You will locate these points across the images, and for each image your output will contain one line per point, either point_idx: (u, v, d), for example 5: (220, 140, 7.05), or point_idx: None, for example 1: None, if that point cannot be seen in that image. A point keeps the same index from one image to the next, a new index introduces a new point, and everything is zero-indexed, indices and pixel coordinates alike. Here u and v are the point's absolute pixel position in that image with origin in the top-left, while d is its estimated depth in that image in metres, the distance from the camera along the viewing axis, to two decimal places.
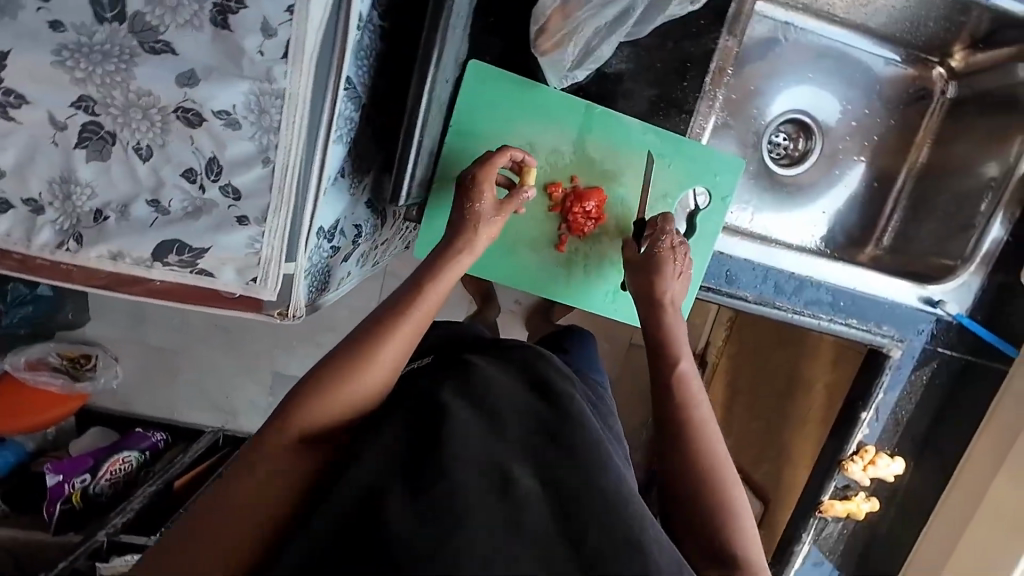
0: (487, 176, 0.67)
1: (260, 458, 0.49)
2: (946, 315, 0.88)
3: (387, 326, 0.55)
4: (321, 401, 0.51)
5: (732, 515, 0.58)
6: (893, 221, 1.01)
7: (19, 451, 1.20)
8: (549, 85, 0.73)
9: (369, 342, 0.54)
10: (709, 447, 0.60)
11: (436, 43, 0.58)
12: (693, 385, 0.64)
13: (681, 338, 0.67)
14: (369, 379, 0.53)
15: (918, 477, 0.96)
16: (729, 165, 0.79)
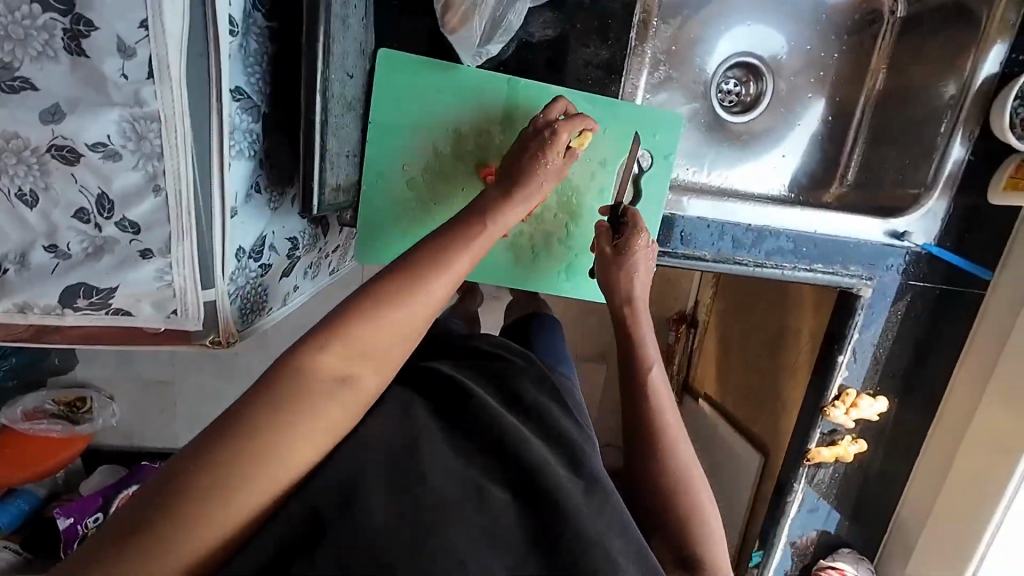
0: (569, 130, 0.66)
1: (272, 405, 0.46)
2: (914, 246, 0.86)
3: (432, 267, 0.57)
4: (362, 334, 0.51)
5: (703, 525, 0.56)
6: (856, 154, 0.97)
7: (32, 499, 1.21)
8: (465, 65, 0.70)
9: (409, 281, 0.55)
10: (680, 448, 0.59)
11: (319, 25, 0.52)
12: (664, 393, 0.61)
13: (649, 341, 0.65)
14: (385, 337, 0.53)
15: (906, 413, 0.95)
16: (667, 122, 0.75)
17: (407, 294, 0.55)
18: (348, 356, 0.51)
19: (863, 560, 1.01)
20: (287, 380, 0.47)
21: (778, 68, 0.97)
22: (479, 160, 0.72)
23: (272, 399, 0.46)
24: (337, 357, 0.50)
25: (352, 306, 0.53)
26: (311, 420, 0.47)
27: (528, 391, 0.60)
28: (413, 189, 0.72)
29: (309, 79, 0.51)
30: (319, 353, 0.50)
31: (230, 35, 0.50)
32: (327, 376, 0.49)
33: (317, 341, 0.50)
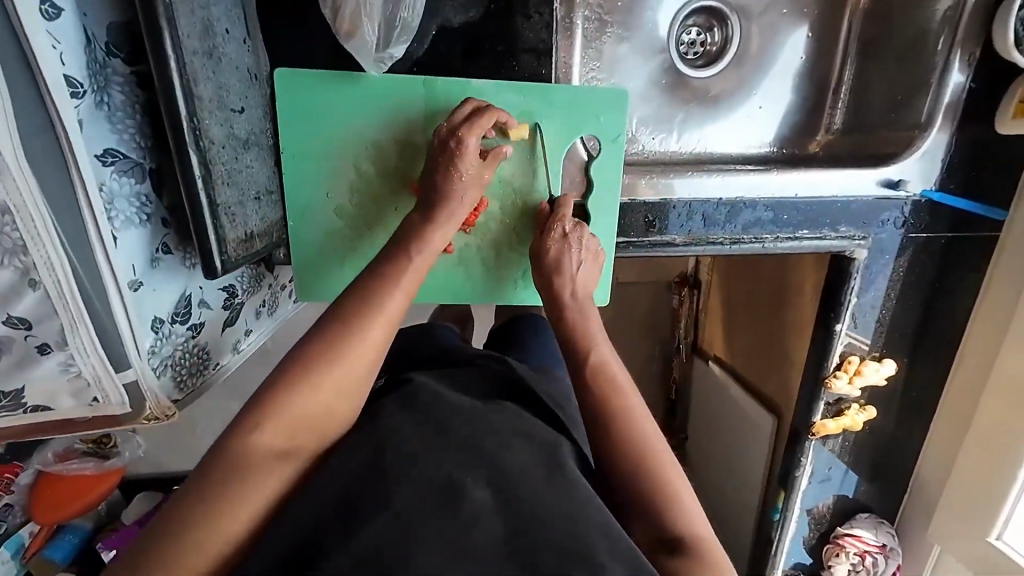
0: (476, 133, 0.60)
1: (221, 472, 0.46)
2: (912, 196, 0.76)
3: (368, 309, 0.54)
4: (303, 395, 0.49)
5: (686, 512, 0.53)
6: (844, 90, 0.86)
7: (81, 532, 1.04)
8: (367, 74, 0.62)
9: (346, 327, 0.53)
10: (641, 429, 0.57)
11: (167, 52, 0.43)
12: (622, 375, 0.61)
13: (598, 331, 0.65)
14: (322, 394, 0.50)
15: (918, 370, 0.88)
16: (610, 100, 0.67)
17: (344, 342, 0.52)
18: (294, 423, 0.49)
19: (883, 524, 0.97)
20: (232, 447, 0.46)
21: (744, 7, 0.84)
22: (405, 176, 0.65)
23: (223, 469, 0.46)
24: (281, 426, 0.48)
25: (289, 366, 0.51)
26: (263, 479, 0.46)
27: (501, 402, 0.60)
28: (341, 218, 0.66)
29: (174, 136, 0.46)
30: (261, 427, 0.47)
31: (75, 99, 0.44)
32: (270, 445, 0.47)
33: (257, 414, 0.48)
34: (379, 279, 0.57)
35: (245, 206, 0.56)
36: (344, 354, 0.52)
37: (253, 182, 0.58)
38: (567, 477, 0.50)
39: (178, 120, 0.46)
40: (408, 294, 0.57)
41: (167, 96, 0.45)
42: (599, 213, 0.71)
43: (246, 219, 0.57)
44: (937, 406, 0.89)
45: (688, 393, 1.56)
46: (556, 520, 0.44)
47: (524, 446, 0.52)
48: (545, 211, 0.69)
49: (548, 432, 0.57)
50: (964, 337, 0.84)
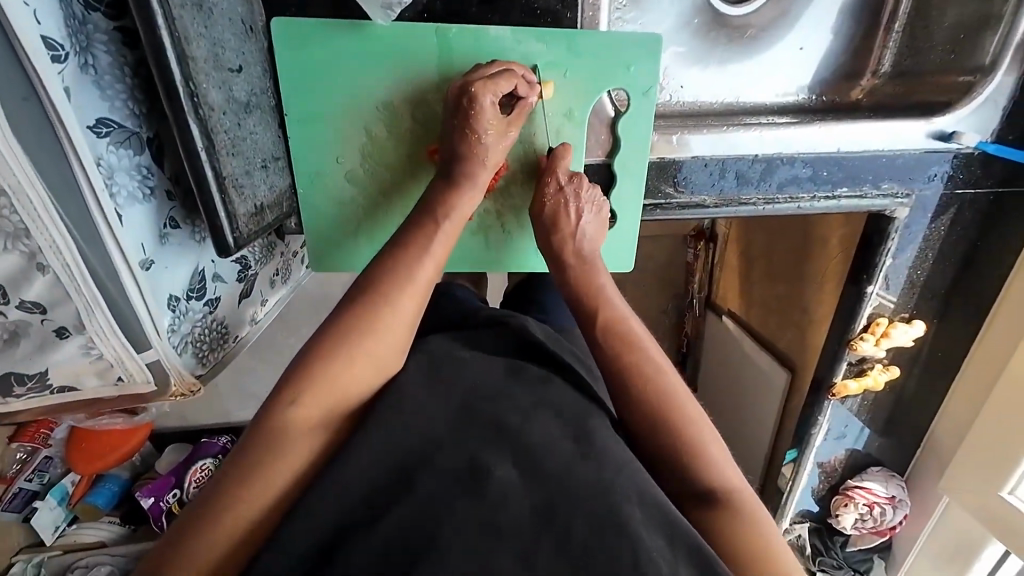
0: (491, 91, 0.55)
1: (264, 448, 0.46)
2: (965, 148, 0.70)
3: (398, 282, 0.52)
4: (337, 371, 0.49)
5: (716, 461, 0.53)
6: (897, 28, 0.77)
7: (121, 480, 1.09)
8: (375, 22, 0.56)
9: (376, 301, 0.51)
10: (663, 380, 0.55)
11: (153, 6, 0.38)
12: (640, 327, 0.59)
13: (607, 284, 0.62)
14: (358, 370, 0.49)
15: (943, 331, 0.86)
16: (641, 48, 0.60)
17: (370, 317, 0.51)
18: (329, 401, 0.48)
19: (894, 477, 0.99)
20: (270, 427, 0.46)
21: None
22: (421, 138, 0.61)
23: (259, 448, 0.46)
24: (319, 401, 0.48)
25: (321, 341, 0.50)
26: (292, 453, 0.46)
27: (521, 363, 0.56)
28: (354, 184, 0.63)
29: (169, 102, 0.42)
30: (295, 409, 0.47)
31: (57, 63, 0.40)
32: (298, 422, 0.47)
33: (292, 390, 0.47)
34: (405, 248, 0.54)
35: (252, 175, 0.52)
36: (375, 330, 0.50)
37: (256, 147, 0.54)
38: (601, 452, 0.47)
39: (171, 83, 0.41)
40: (437, 269, 0.55)
41: (155, 56, 0.40)
42: (625, 177, 0.66)
43: (255, 190, 0.53)
44: (962, 367, 0.87)
45: (700, 348, 1.56)
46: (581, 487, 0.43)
47: (548, 419, 0.50)
48: (545, 160, 0.64)
49: (572, 395, 0.54)
50: (1002, 299, 0.80)
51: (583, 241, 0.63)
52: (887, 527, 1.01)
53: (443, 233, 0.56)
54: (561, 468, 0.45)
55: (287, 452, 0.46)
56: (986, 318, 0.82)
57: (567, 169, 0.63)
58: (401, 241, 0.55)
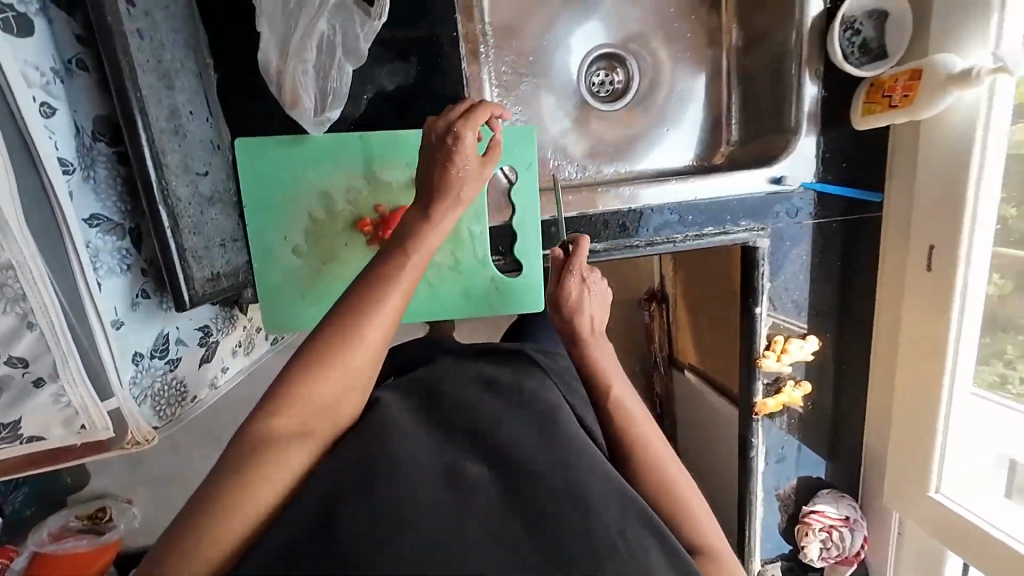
0: (473, 128, 0.61)
1: (237, 467, 0.42)
2: (796, 189, 0.87)
3: (380, 290, 0.49)
4: (314, 383, 0.45)
5: (700, 528, 0.54)
6: (734, 111, 1.00)
7: None
8: (312, 134, 0.74)
9: (360, 309, 0.48)
10: (655, 459, 0.55)
11: (140, 134, 0.55)
12: (635, 404, 0.58)
13: (611, 359, 0.61)
14: (333, 381, 0.46)
15: (847, 344, 0.96)
16: (522, 137, 0.78)
17: (346, 336, 0.47)
18: (305, 413, 0.45)
19: (844, 497, 1.01)
20: (245, 445, 0.42)
21: (633, 51, 0.99)
22: (354, 215, 0.77)
23: (236, 467, 0.42)
24: (297, 413, 0.44)
25: (301, 353, 0.46)
26: (272, 469, 0.42)
27: (491, 378, 0.55)
28: (300, 257, 0.77)
29: (146, 196, 0.57)
30: (271, 422, 0.43)
31: (65, 175, 0.55)
32: (283, 430, 0.43)
33: (269, 400, 0.44)
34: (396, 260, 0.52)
35: (210, 250, 0.66)
36: (355, 339, 0.47)
37: (215, 230, 0.68)
38: (566, 447, 0.47)
39: (149, 184, 0.56)
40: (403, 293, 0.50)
41: (138, 166, 0.56)
42: (522, 232, 0.81)
43: (212, 261, 0.66)
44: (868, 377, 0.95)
45: (672, 404, 1.60)
46: (551, 474, 0.44)
47: (518, 421, 0.49)
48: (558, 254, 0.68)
49: (545, 398, 0.53)
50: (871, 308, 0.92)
51: (597, 323, 0.64)
52: (852, 553, 0.99)
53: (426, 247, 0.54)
54: (529, 460, 0.45)
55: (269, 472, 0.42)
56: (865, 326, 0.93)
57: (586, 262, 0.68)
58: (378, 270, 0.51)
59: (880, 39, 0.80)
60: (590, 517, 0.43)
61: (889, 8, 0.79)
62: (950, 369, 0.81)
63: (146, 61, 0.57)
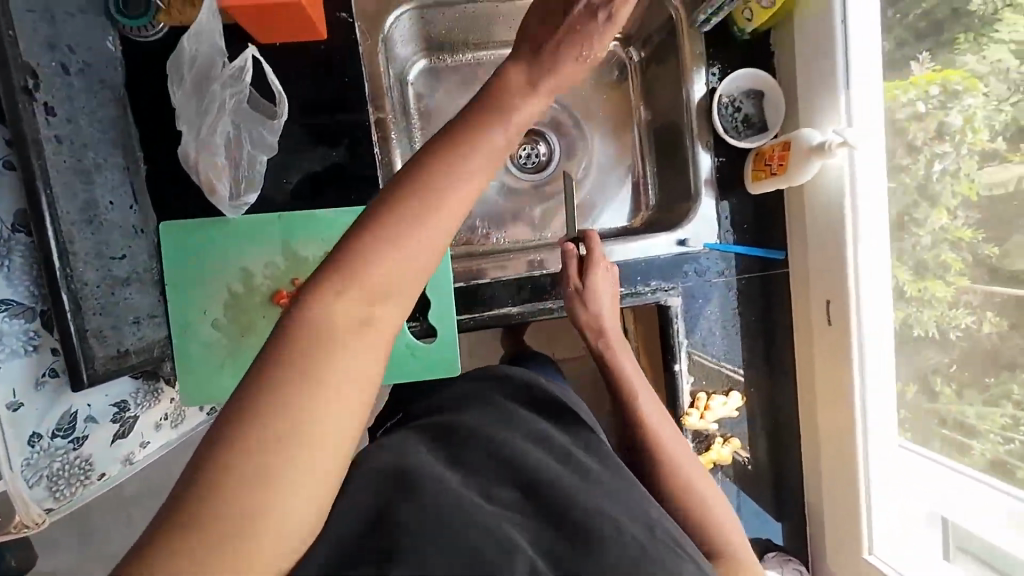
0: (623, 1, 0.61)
1: (301, 371, 0.37)
2: (700, 249, 0.91)
3: (460, 144, 0.44)
4: (373, 262, 0.40)
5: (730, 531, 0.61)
6: (650, 178, 1.05)
7: None
8: (230, 217, 0.79)
9: (439, 164, 0.42)
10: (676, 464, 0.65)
11: (47, 227, 0.59)
12: (653, 413, 0.70)
13: (627, 362, 0.76)
14: (410, 248, 0.41)
15: (777, 396, 0.97)
16: None
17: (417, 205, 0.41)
18: (364, 300, 0.39)
19: (790, 561, 0.95)
20: (303, 347, 0.37)
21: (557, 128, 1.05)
22: (271, 289, 0.81)
23: (285, 367, 0.37)
24: (354, 299, 0.39)
25: (360, 225, 0.41)
26: (335, 380, 0.37)
27: (512, 411, 0.61)
28: (219, 330, 0.80)
29: (48, 282, 0.60)
30: (342, 300, 0.39)
31: None
32: (346, 326, 0.39)
33: (327, 284, 0.39)
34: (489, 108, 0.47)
35: (119, 328, 0.69)
36: (430, 199, 0.41)
37: (127, 309, 0.71)
38: (590, 475, 0.52)
39: (53, 271, 0.60)
40: (496, 153, 0.45)
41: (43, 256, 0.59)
42: (435, 297, 0.84)
43: (120, 339, 0.69)
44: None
45: None
46: (580, 498, 0.49)
47: (539, 450, 0.54)
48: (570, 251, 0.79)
49: (553, 434, 0.58)
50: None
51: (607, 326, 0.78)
52: None
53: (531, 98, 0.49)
54: (555, 487, 0.49)
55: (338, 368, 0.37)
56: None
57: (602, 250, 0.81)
58: (450, 138, 0.45)
59: (760, 115, 0.88)
60: (616, 526, 0.47)
61: (764, 89, 0.87)
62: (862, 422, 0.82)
63: (64, 161, 0.63)
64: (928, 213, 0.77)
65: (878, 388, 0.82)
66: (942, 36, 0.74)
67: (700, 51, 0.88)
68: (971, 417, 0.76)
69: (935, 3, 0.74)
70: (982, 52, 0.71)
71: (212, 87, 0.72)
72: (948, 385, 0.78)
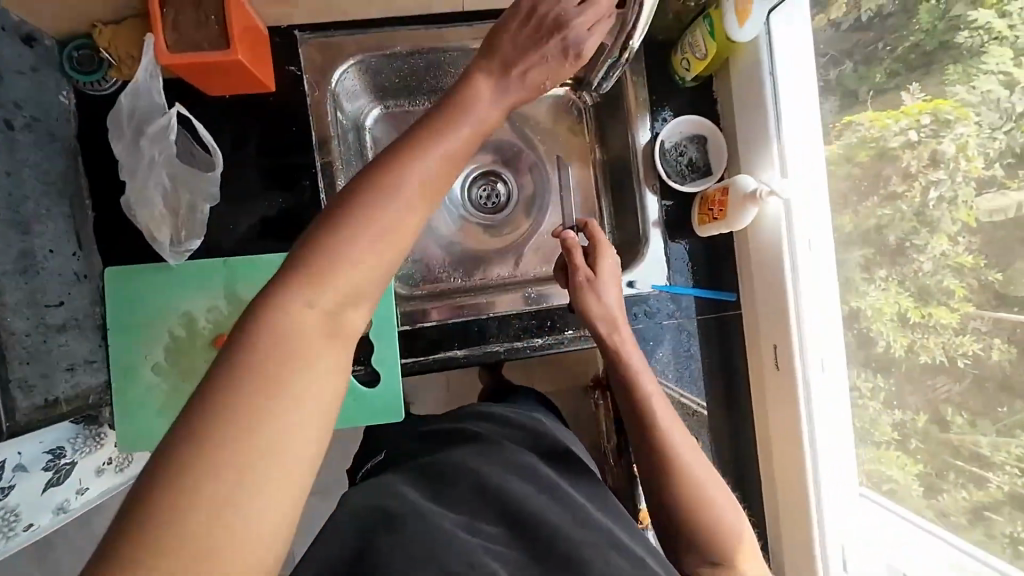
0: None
1: (270, 368, 0.32)
2: (648, 292, 0.90)
3: (435, 129, 0.42)
4: (349, 244, 0.35)
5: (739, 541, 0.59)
6: (607, 220, 1.00)
7: None
8: (173, 264, 0.80)
9: (413, 145, 0.40)
10: (686, 467, 0.62)
11: None
12: (664, 416, 0.66)
13: (636, 359, 0.72)
14: (389, 225, 0.37)
15: (742, 442, 0.94)
16: None
17: (396, 182, 0.38)
18: (342, 291, 0.35)
19: None
20: (272, 337, 0.32)
21: (516, 171, 1.04)
22: (213, 334, 0.81)
23: (256, 364, 0.32)
24: (331, 291, 0.35)
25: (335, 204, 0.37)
26: (315, 377, 0.32)
27: (500, 443, 0.63)
28: (159, 375, 0.80)
29: None
30: (303, 297, 0.34)
31: None
32: (320, 319, 0.34)
33: (296, 274, 0.35)
34: (464, 100, 0.46)
35: (49, 377, 0.68)
36: (406, 180, 0.38)
37: (59, 356, 0.71)
38: (572, 506, 0.54)
39: None
40: (473, 133, 0.43)
41: None
42: (379, 341, 0.85)
43: (50, 387, 0.68)
44: (877, 456, 0.78)
45: None
46: (563, 529, 0.50)
47: (521, 480, 0.56)
48: (572, 240, 0.79)
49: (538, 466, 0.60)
50: (857, 377, 0.80)
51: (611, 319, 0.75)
52: None
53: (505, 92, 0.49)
54: (536, 515, 0.51)
55: (298, 376, 0.32)
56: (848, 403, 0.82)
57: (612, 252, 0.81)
58: (431, 123, 0.43)
59: (705, 159, 0.90)
60: (605, 558, 0.48)
61: (707, 135, 0.89)
62: (812, 466, 0.80)
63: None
64: (927, 239, 0.69)
65: (830, 431, 0.80)
66: (932, 67, 0.67)
67: (644, 98, 0.89)
68: (986, 447, 0.66)
69: (922, 36, 0.68)
70: (972, 83, 0.63)
71: (142, 145, 0.75)
72: (960, 415, 0.68)
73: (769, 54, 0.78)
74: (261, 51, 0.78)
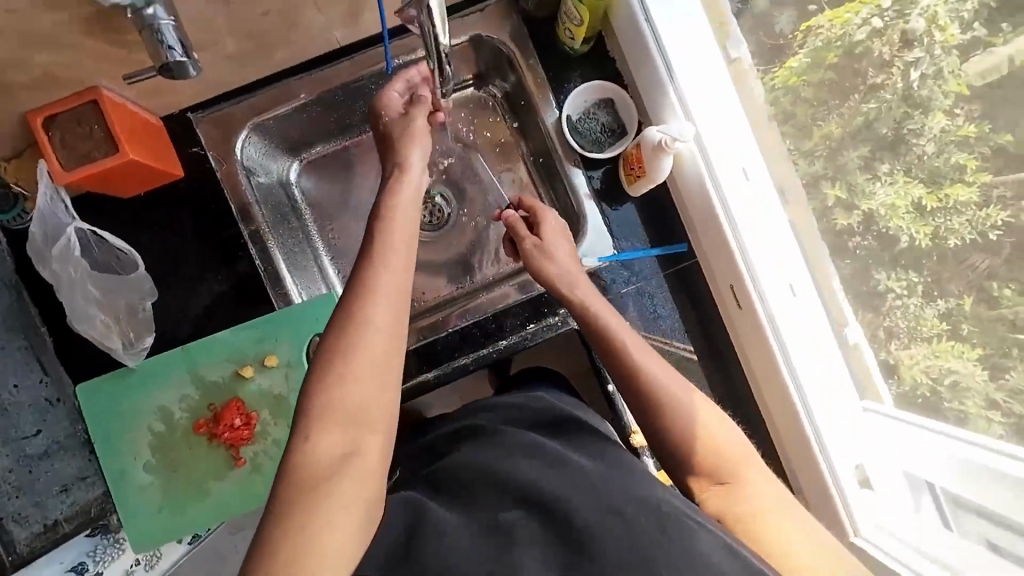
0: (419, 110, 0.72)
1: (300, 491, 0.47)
2: (597, 267, 0.88)
3: (369, 274, 0.57)
4: (338, 390, 0.51)
5: (753, 475, 0.58)
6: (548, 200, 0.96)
7: None
8: (134, 365, 0.82)
9: (353, 295, 0.55)
10: (686, 416, 0.61)
11: None
12: (653, 367, 0.64)
13: (612, 317, 0.70)
14: (355, 363, 0.52)
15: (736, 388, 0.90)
16: (321, 305, 0.84)
17: (352, 328, 0.53)
18: (340, 421, 0.50)
19: None
20: (296, 473, 0.48)
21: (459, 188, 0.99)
22: (190, 421, 0.83)
23: (290, 494, 0.47)
24: (334, 424, 0.50)
25: (319, 356, 0.53)
26: (337, 489, 0.47)
27: (502, 428, 0.62)
28: (150, 472, 0.82)
29: None
30: (314, 439, 0.49)
31: None
32: (331, 449, 0.49)
33: (305, 427, 0.50)
34: (382, 237, 0.60)
35: (43, 502, 0.73)
36: (360, 323, 0.54)
37: (49, 481, 0.75)
38: (575, 470, 0.53)
39: None
40: (395, 268, 0.58)
41: None
42: None
43: (47, 512, 0.73)
44: (932, 351, 0.70)
45: None
46: (579, 495, 0.50)
47: (527, 460, 0.55)
48: (512, 220, 0.79)
49: (534, 438, 0.59)
50: (888, 278, 0.72)
51: (567, 280, 0.74)
52: None
53: (408, 210, 0.64)
54: (551, 491, 0.50)
55: (328, 491, 0.47)
56: (891, 310, 0.73)
57: (553, 216, 0.81)
58: (364, 266, 0.58)
59: (618, 121, 0.89)
60: (623, 519, 0.48)
61: (612, 96, 0.88)
62: (802, 393, 0.78)
63: None
64: (924, 120, 0.67)
65: (813, 354, 0.78)
66: None
67: (543, 78, 0.88)
68: None
69: None
70: None
71: (56, 268, 0.78)
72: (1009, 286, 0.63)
73: (641, 6, 0.79)
74: (159, 143, 0.80)
